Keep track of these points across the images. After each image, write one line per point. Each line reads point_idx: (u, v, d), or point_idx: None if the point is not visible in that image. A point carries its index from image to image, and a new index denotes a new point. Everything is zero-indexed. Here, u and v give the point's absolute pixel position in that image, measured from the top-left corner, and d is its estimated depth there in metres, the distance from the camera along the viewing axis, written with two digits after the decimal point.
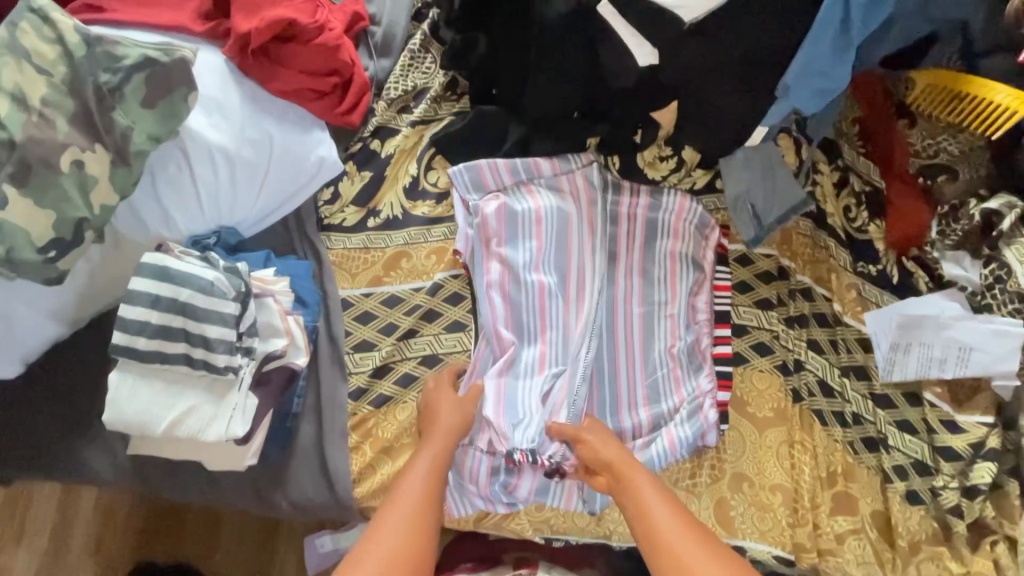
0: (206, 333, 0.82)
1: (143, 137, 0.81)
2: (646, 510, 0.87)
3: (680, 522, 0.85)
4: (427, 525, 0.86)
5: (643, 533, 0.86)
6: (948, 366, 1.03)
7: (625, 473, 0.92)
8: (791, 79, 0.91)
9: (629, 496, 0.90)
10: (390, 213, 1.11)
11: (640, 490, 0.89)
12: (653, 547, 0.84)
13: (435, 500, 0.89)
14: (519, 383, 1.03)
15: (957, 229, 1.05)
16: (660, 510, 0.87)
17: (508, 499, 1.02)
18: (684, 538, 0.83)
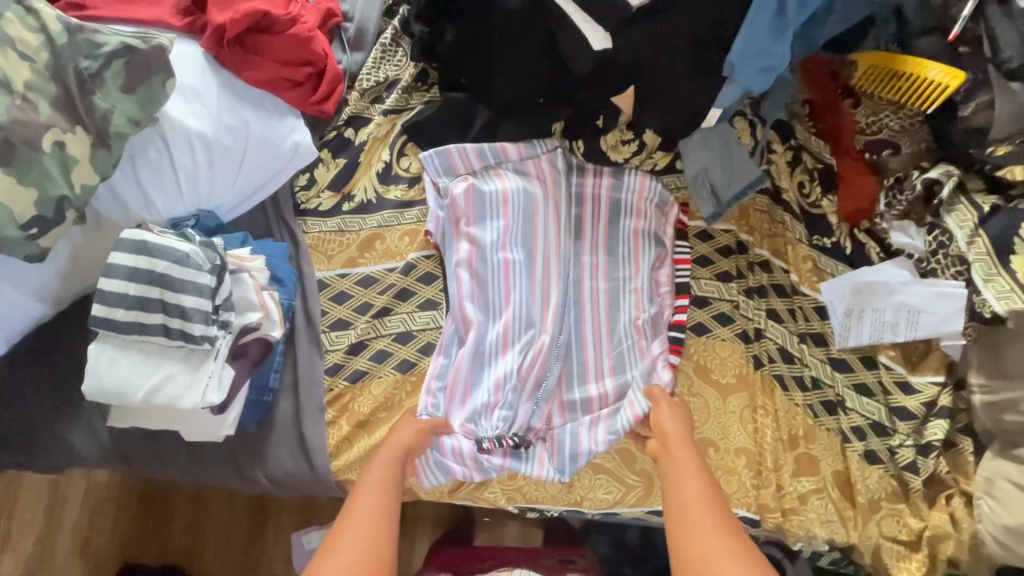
0: (183, 302, 0.85)
1: (122, 120, 0.86)
2: (680, 480, 0.92)
3: (706, 498, 0.89)
4: (387, 520, 0.87)
5: (669, 488, 0.92)
6: (900, 330, 1.09)
7: (675, 441, 0.97)
8: (736, 57, 0.97)
9: (670, 466, 0.94)
10: (363, 197, 1.16)
11: (682, 460, 0.94)
12: (675, 511, 0.89)
13: (393, 493, 0.91)
14: (486, 357, 1.07)
15: (902, 200, 1.10)
16: (690, 484, 0.91)
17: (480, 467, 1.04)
18: (702, 513, 0.87)
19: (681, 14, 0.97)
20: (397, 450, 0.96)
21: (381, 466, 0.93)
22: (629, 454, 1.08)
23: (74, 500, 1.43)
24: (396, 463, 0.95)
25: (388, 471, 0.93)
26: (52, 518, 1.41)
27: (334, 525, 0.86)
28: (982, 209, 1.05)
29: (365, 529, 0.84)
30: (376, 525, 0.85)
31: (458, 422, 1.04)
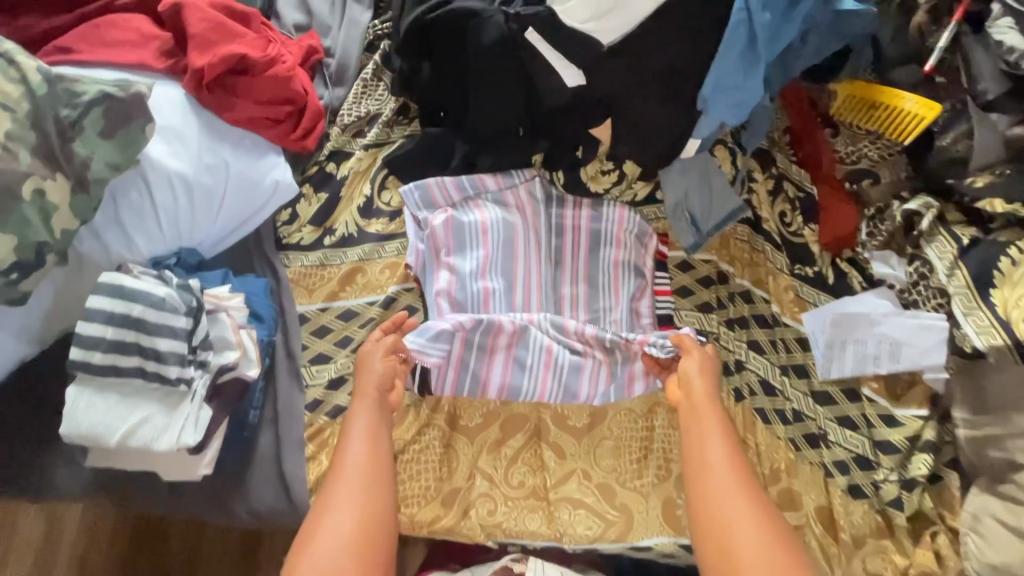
0: (158, 345, 0.87)
1: (102, 165, 0.88)
2: (703, 441, 0.94)
3: (730, 461, 0.92)
4: (382, 467, 0.94)
5: (693, 453, 0.94)
6: (882, 362, 1.08)
7: (699, 400, 0.98)
8: (708, 92, 0.98)
9: (695, 429, 0.96)
10: (345, 231, 1.17)
11: (711, 427, 0.95)
12: (695, 473, 0.93)
13: (382, 440, 0.96)
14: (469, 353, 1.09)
15: (883, 229, 1.11)
16: (715, 447, 0.93)
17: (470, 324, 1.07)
18: (726, 479, 0.90)
19: (652, 53, 0.99)
20: (374, 398, 0.98)
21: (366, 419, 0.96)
22: (609, 488, 1.07)
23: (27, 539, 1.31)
24: (378, 410, 0.99)
25: (372, 423, 0.97)
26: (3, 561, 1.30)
27: (328, 475, 0.93)
28: (961, 241, 1.04)
29: (360, 480, 0.91)
30: (369, 473, 0.92)
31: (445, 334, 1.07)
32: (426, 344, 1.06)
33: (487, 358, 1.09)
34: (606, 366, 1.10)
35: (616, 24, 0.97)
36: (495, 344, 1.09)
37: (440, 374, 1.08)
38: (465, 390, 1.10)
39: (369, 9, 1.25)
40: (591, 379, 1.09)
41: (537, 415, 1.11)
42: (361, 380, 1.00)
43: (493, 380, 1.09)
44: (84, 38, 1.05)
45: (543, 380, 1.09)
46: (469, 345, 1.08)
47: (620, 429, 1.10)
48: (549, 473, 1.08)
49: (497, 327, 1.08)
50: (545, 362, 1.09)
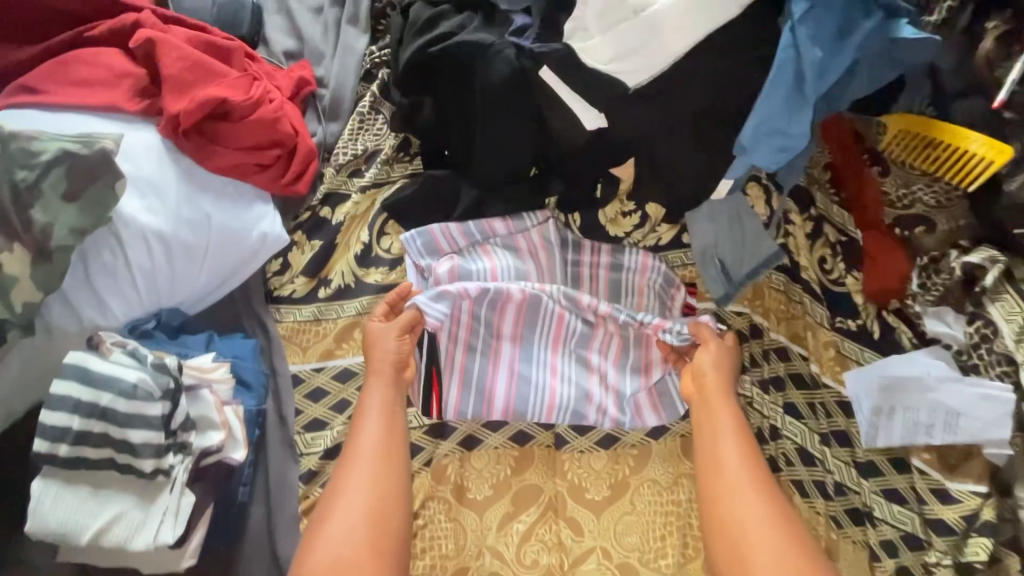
0: (129, 438, 0.78)
1: (64, 231, 0.79)
2: (719, 437, 0.91)
3: (743, 457, 0.89)
4: (390, 463, 0.90)
5: (705, 447, 0.92)
6: (936, 432, 0.96)
7: (712, 395, 0.95)
8: (747, 137, 0.85)
9: (707, 421, 0.93)
10: (341, 282, 1.07)
11: (723, 420, 0.92)
12: (707, 471, 0.90)
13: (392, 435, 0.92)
14: (477, 324, 1.06)
15: (939, 282, 0.98)
16: (729, 445, 0.90)
17: (477, 290, 1.02)
18: (739, 478, 0.87)
19: (682, 95, 0.88)
20: (385, 379, 0.95)
21: (378, 405, 0.93)
22: (631, 569, 0.96)
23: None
24: (389, 395, 0.95)
25: (385, 408, 0.93)
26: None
27: (340, 463, 0.90)
28: None
29: (368, 471, 0.88)
30: (377, 465, 0.89)
31: (451, 303, 1.03)
32: (433, 312, 1.01)
33: (494, 332, 1.06)
34: (616, 346, 1.07)
35: (640, 66, 0.86)
36: (503, 318, 1.05)
37: (445, 349, 1.05)
38: (470, 371, 1.04)
39: (365, 34, 1.14)
40: (600, 354, 1.07)
41: (552, 485, 1.01)
42: (372, 361, 0.97)
43: (500, 356, 1.06)
44: (51, 75, 0.94)
45: (553, 346, 1.06)
46: (476, 314, 1.05)
47: (643, 504, 0.99)
48: (567, 552, 0.97)
49: (506, 296, 1.04)
50: (553, 336, 1.06)
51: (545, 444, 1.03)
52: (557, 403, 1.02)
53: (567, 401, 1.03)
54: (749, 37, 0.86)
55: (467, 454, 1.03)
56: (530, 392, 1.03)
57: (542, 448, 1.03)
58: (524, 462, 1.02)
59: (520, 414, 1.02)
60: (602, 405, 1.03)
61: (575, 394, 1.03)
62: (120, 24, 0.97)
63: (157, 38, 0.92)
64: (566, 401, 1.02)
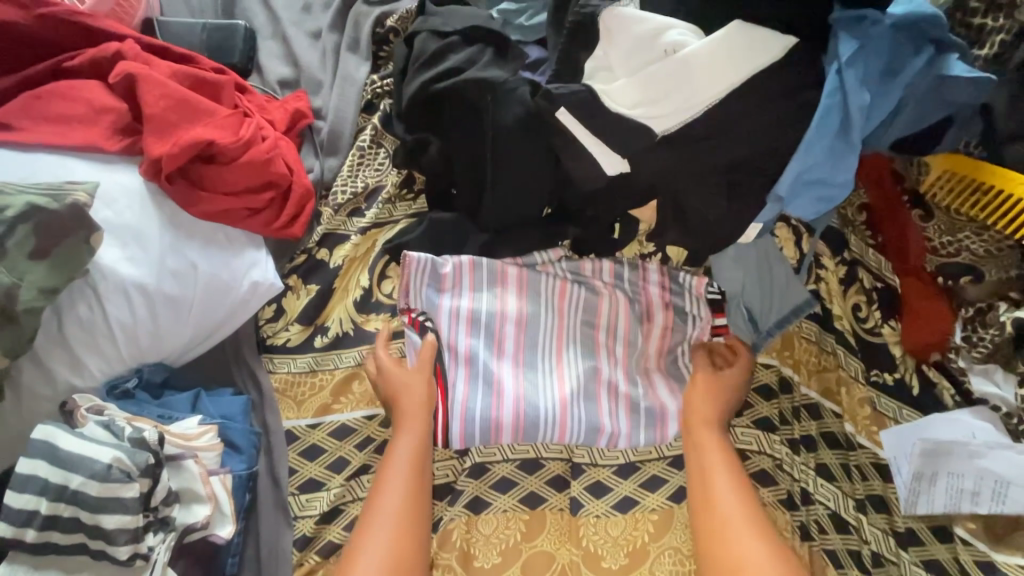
0: (102, 523, 0.70)
1: (32, 292, 0.71)
2: (708, 469, 0.88)
3: (740, 499, 0.85)
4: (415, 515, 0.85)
5: (698, 488, 0.88)
6: (982, 501, 0.89)
7: (699, 424, 0.92)
8: (786, 188, 0.78)
9: (697, 458, 0.90)
10: (338, 329, 0.99)
11: (713, 457, 0.89)
12: (701, 504, 0.86)
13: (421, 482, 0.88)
14: (479, 313, 0.99)
15: (986, 338, 0.92)
16: (720, 476, 0.87)
17: (474, 260, 0.99)
18: (734, 512, 0.84)
19: (712, 141, 0.81)
20: (423, 413, 0.92)
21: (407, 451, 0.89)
22: None
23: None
24: (425, 443, 0.91)
25: (416, 446, 0.90)
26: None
27: (361, 516, 0.85)
28: None
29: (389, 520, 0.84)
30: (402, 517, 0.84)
31: (449, 278, 0.98)
32: (424, 298, 0.98)
33: (496, 314, 0.99)
34: (624, 317, 1.00)
35: (670, 109, 0.81)
36: (505, 299, 0.99)
37: (446, 336, 0.98)
38: (474, 358, 0.97)
39: (366, 62, 1.07)
40: (609, 333, 1.00)
41: (566, 552, 0.93)
42: (404, 399, 0.92)
43: (506, 345, 0.99)
44: (24, 111, 0.87)
45: (560, 332, 1.00)
46: (478, 291, 0.99)
47: None
48: None
49: (504, 272, 0.99)
50: (559, 318, 1.00)
51: (559, 507, 0.95)
52: (568, 391, 0.96)
53: (579, 388, 0.97)
54: (784, 79, 0.80)
55: (473, 518, 0.95)
56: (539, 380, 0.97)
57: (554, 512, 0.95)
58: (535, 527, 0.94)
59: (531, 406, 0.95)
60: (615, 389, 0.97)
61: (586, 381, 0.97)
62: (99, 54, 0.89)
63: (138, 73, 0.85)
64: (578, 389, 0.96)
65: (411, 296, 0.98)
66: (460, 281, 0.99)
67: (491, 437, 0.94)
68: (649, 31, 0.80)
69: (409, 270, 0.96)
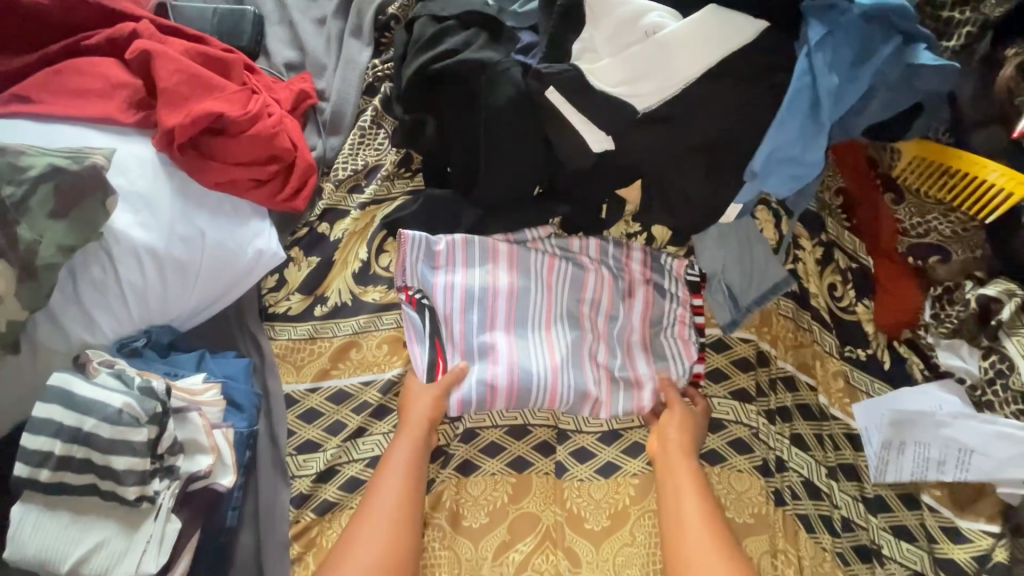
0: (113, 464, 0.75)
1: (52, 250, 0.76)
2: (678, 491, 0.90)
3: (704, 520, 0.87)
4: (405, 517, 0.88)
5: (665, 508, 0.90)
6: (948, 469, 0.93)
7: (673, 452, 0.93)
8: (759, 164, 0.84)
9: (667, 479, 0.92)
10: (337, 299, 1.04)
11: (683, 480, 0.91)
12: (672, 532, 0.88)
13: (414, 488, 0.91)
14: (472, 288, 1.02)
15: (953, 314, 0.97)
16: (691, 505, 0.89)
17: (467, 237, 1.03)
18: (702, 539, 0.85)
19: (691, 120, 0.87)
20: (418, 433, 0.93)
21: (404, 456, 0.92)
22: None
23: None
24: (420, 451, 0.93)
25: (409, 465, 0.91)
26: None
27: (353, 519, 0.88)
28: None
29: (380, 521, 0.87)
30: (393, 519, 0.87)
31: (444, 254, 1.02)
32: (419, 275, 1.02)
33: (488, 288, 1.02)
34: (610, 292, 1.04)
35: (651, 89, 0.86)
36: (496, 274, 1.03)
37: (441, 310, 1.02)
38: (467, 330, 1.01)
39: (368, 47, 1.12)
40: (595, 309, 1.04)
41: (551, 513, 0.98)
42: (407, 414, 0.95)
43: (498, 318, 1.02)
44: (45, 85, 0.92)
45: (550, 306, 1.03)
46: (471, 267, 1.03)
47: (643, 536, 0.96)
48: None
49: (495, 249, 1.03)
50: (548, 293, 1.03)
51: (544, 471, 1.00)
52: (556, 360, 1.00)
53: (568, 358, 1.01)
54: (759, 63, 0.85)
55: (463, 480, 1.00)
56: (530, 351, 1.01)
57: (540, 476, 1.00)
58: (522, 490, 0.99)
59: (522, 373, 0.98)
60: (597, 358, 1.02)
61: (575, 352, 1.01)
62: (116, 34, 0.95)
63: (154, 50, 0.90)
64: (566, 359, 1.00)
65: (408, 274, 1.01)
66: (453, 258, 1.03)
67: (487, 403, 0.98)
68: (632, 14, 0.85)
69: (402, 242, 1.01)
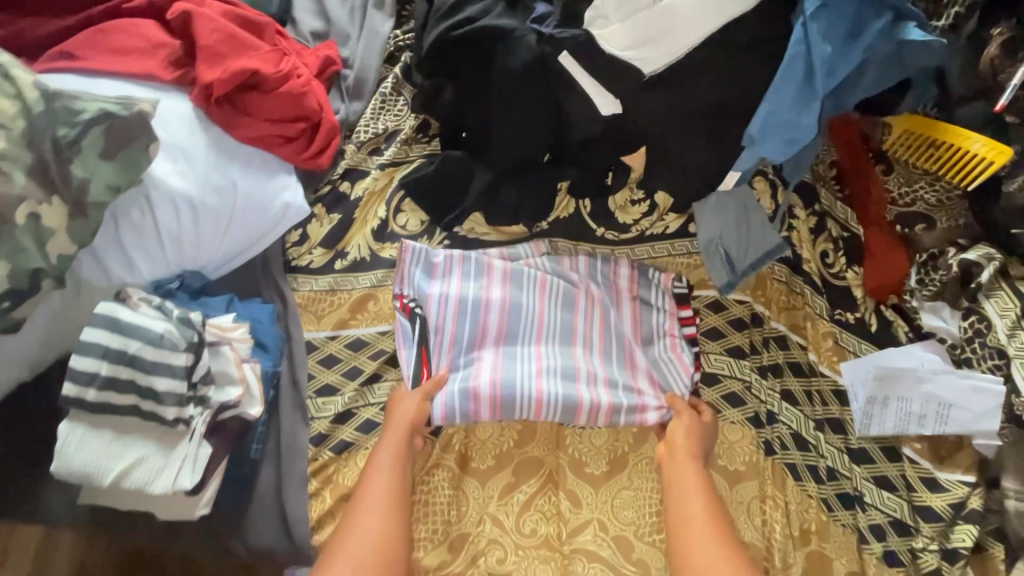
0: (155, 385, 0.82)
1: (101, 188, 0.83)
2: (684, 490, 0.92)
3: (707, 513, 0.89)
4: (396, 515, 0.90)
5: (670, 507, 0.91)
6: (928, 422, 1.00)
7: (682, 457, 0.95)
8: (757, 128, 0.90)
9: (672, 479, 0.94)
10: (357, 255, 1.10)
11: (688, 478, 0.93)
12: (678, 531, 0.88)
13: (402, 486, 0.93)
14: (465, 301, 1.06)
15: (936, 279, 1.04)
16: (694, 501, 0.90)
17: (462, 254, 1.09)
18: (707, 532, 0.86)
19: (692, 87, 0.94)
20: (403, 434, 0.96)
21: (391, 454, 0.94)
22: (626, 542, 0.99)
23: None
24: (404, 452, 0.95)
25: (395, 463, 0.93)
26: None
27: (351, 511, 0.90)
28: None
29: (378, 513, 0.89)
30: (386, 514, 0.89)
31: (440, 268, 1.08)
32: (415, 284, 1.07)
33: (482, 300, 1.06)
34: (599, 308, 1.08)
35: (656, 53, 0.92)
36: (490, 288, 1.07)
37: (434, 320, 1.06)
38: (460, 340, 1.05)
39: (390, 19, 1.19)
40: (585, 324, 1.07)
41: (553, 458, 1.04)
42: (390, 418, 0.98)
43: (490, 330, 1.05)
44: (89, 43, 0.98)
45: (542, 319, 1.06)
46: (465, 282, 1.07)
47: (640, 480, 1.02)
48: (564, 522, 1.00)
49: (490, 265, 1.09)
50: (540, 308, 1.07)
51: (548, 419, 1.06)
52: (547, 373, 1.02)
53: (559, 369, 1.02)
54: (756, 34, 0.92)
55: (471, 425, 1.06)
56: (521, 363, 1.03)
57: (544, 423, 1.06)
58: (527, 436, 1.05)
59: (510, 383, 1.01)
60: (595, 372, 1.03)
61: (566, 363, 1.03)
62: None
63: (194, 11, 0.97)
64: (556, 371, 1.02)
65: (405, 283, 1.07)
66: (450, 271, 1.08)
67: (473, 412, 1.01)
68: None
69: (405, 251, 1.07)
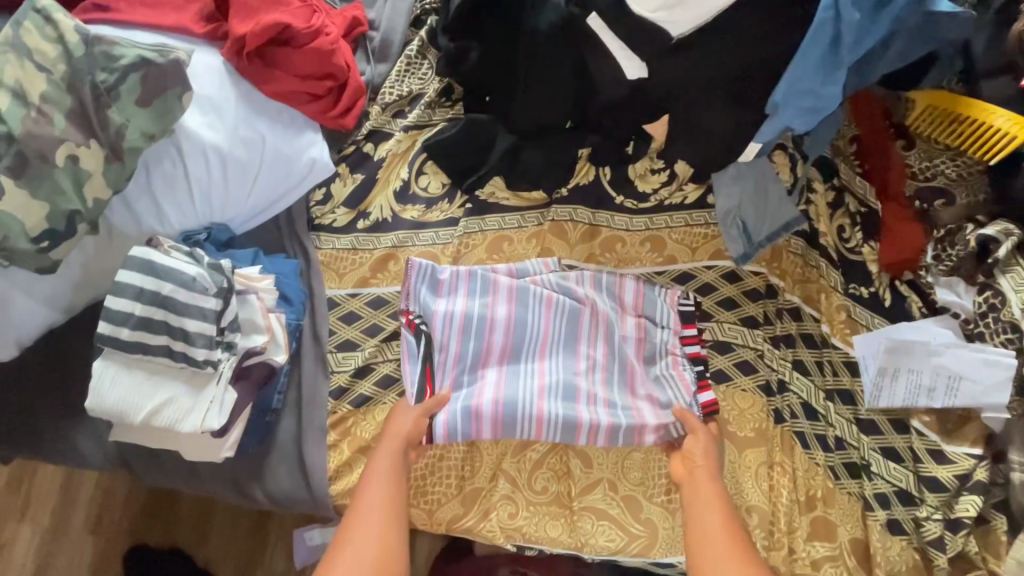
0: (186, 326, 0.85)
1: (136, 133, 0.85)
2: (700, 510, 0.90)
3: (725, 535, 0.87)
4: (391, 524, 0.89)
5: (687, 526, 0.90)
6: (938, 395, 1.01)
7: (700, 476, 0.93)
8: (780, 96, 0.92)
9: (692, 496, 0.92)
10: (379, 215, 1.12)
11: (707, 496, 0.91)
12: (694, 552, 0.87)
13: (397, 495, 0.92)
14: (469, 319, 1.03)
15: (953, 254, 1.04)
16: (712, 521, 0.88)
17: (468, 269, 1.06)
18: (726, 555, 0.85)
19: (718, 51, 0.93)
20: (399, 444, 0.95)
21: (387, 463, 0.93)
22: (635, 501, 1.02)
23: (47, 495, 1.28)
24: (401, 460, 0.95)
25: (391, 471, 0.93)
26: (26, 513, 1.27)
27: (345, 520, 0.90)
28: None
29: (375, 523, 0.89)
30: (381, 524, 0.89)
31: (445, 285, 1.04)
32: (421, 300, 1.04)
33: (487, 318, 1.03)
34: (604, 327, 1.06)
35: (685, 16, 0.91)
36: (495, 306, 1.04)
37: (439, 337, 1.03)
38: (464, 359, 1.03)
39: None
40: (590, 344, 1.05)
41: None
42: (387, 428, 0.97)
43: (494, 349, 1.03)
44: None
45: (546, 339, 1.04)
46: (471, 299, 1.04)
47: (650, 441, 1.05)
48: (574, 481, 1.03)
49: (495, 282, 1.05)
50: (545, 326, 1.04)
51: None
52: (548, 394, 1.01)
53: (561, 391, 1.01)
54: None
55: None
56: (524, 384, 1.02)
57: None
58: None
59: (512, 404, 1.00)
60: (596, 394, 1.02)
61: (568, 385, 1.02)
62: None
63: None
64: (557, 393, 1.01)
65: (410, 299, 1.04)
66: (455, 287, 1.05)
67: (474, 431, 1.00)
68: None
69: (412, 268, 1.03)
